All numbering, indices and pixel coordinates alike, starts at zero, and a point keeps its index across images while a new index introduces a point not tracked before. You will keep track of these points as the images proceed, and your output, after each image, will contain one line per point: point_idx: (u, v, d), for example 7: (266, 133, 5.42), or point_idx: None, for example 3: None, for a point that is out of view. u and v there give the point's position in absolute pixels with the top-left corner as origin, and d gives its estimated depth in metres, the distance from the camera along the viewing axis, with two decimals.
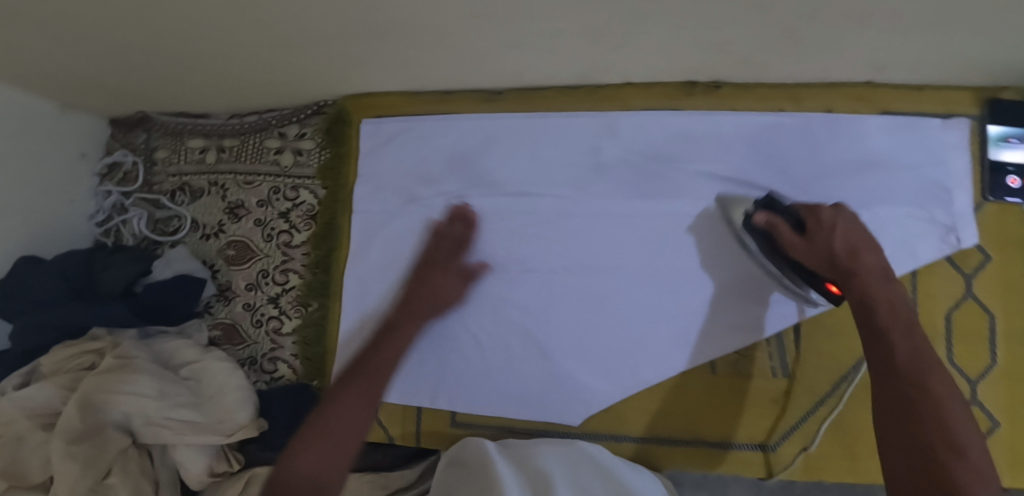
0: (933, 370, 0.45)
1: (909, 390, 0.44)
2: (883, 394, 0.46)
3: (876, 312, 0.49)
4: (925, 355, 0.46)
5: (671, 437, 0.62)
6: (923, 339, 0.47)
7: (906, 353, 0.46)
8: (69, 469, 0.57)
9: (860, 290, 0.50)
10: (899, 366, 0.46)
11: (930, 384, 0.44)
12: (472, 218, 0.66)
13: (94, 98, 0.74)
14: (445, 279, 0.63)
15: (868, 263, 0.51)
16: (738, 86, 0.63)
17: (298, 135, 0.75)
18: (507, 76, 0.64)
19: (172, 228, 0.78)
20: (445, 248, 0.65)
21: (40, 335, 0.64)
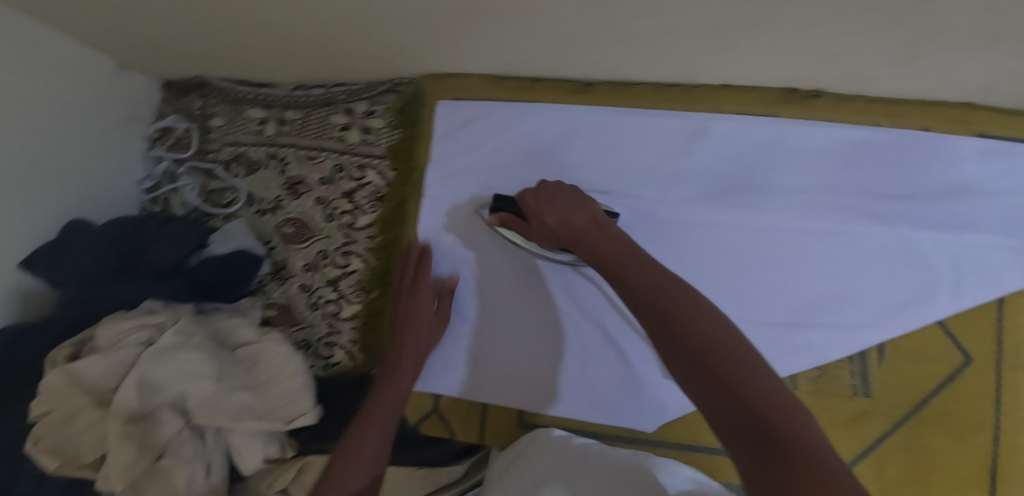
0: (721, 349, 0.35)
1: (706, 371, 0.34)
2: (688, 383, 0.35)
3: (645, 306, 0.41)
4: (719, 336, 0.36)
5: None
6: (700, 321, 0.37)
7: (699, 335, 0.36)
8: (124, 450, 0.54)
9: (653, 280, 0.42)
10: (687, 347, 0.36)
11: (714, 363, 0.34)
12: (426, 249, 0.65)
13: (153, 58, 0.71)
14: (421, 297, 0.62)
15: (612, 232, 0.51)
16: (839, 97, 0.61)
17: (367, 112, 0.71)
18: (602, 67, 0.61)
19: (225, 200, 0.75)
20: (408, 275, 0.64)
21: (90, 303, 0.61)
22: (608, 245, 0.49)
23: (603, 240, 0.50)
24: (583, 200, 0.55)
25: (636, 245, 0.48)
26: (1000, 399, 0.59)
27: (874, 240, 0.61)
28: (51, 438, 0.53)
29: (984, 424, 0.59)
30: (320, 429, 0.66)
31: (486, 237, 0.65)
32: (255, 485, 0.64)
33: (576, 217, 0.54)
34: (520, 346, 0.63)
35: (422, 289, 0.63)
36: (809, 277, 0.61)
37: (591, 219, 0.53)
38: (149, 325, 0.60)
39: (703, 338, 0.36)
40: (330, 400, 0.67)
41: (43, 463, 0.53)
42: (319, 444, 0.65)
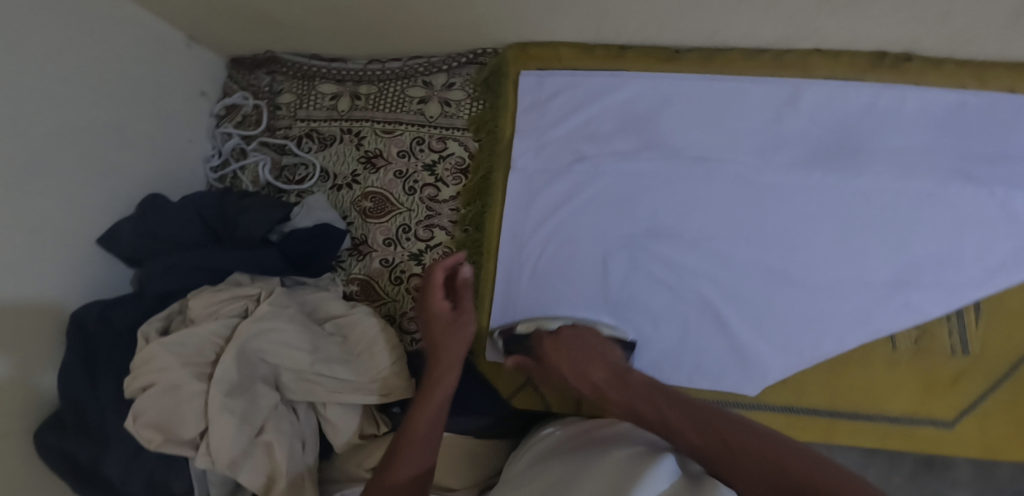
0: (753, 446, 0.42)
1: (777, 482, 0.40)
2: (746, 487, 0.42)
3: (687, 430, 0.46)
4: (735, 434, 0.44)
5: (830, 409, 0.63)
6: (751, 448, 0.42)
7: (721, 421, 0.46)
8: (226, 422, 0.52)
9: (694, 423, 0.46)
10: (747, 469, 0.42)
11: (768, 464, 0.41)
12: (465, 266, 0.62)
13: (228, 31, 0.70)
14: (459, 324, 0.59)
15: (636, 381, 0.53)
16: (928, 60, 0.62)
17: (446, 85, 0.70)
18: (698, 31, 0.62)
19: (298, 177, 0.73)
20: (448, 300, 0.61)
21: (175, 275, 0.60)
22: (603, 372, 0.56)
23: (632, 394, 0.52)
24: (591, 344, 0.59)
25: (661, 388, 0.52)
26: None
27: (964, 202, 0.62)
28: (150, 411, 0.51)
29: None
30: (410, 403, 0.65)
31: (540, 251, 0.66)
32: (345, 461, 0.64)
33: (596, 360, 0.57)
34: (623, 314, 0.65)
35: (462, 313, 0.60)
36: (903, 239, 0.62)
37: (615, 364, 0.57)
38: (244, 296, 0.59)
39: (737, 439, 0.44)
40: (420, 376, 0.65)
41: (146, 438, 0.50)
42: None
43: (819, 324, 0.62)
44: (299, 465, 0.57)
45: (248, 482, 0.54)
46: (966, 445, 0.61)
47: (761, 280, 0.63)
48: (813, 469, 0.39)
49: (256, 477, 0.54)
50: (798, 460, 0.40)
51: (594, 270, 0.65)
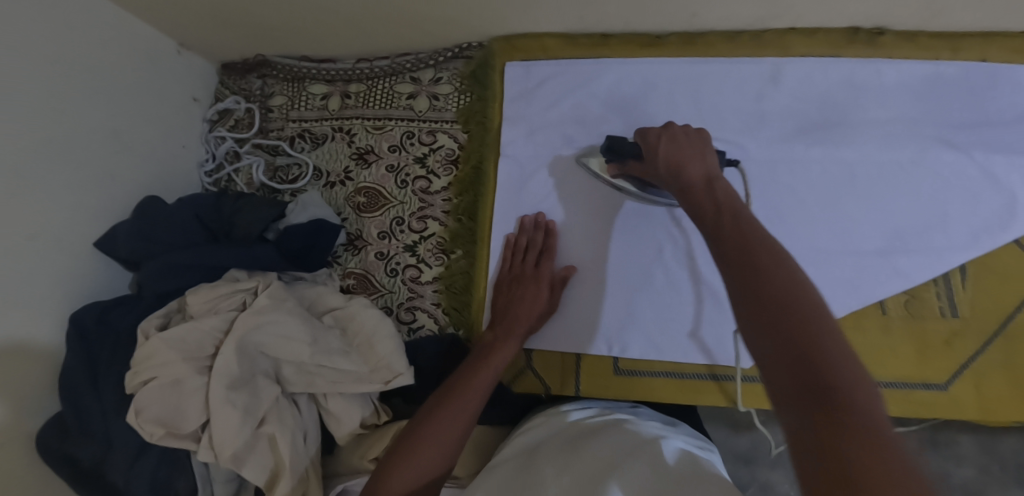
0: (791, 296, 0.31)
1: (787, 333, 0.29)
2: (744, 313, 0.32)
3: (728, 239, 0.38)
4: (799, 299, 0.31)
5: None
6: (786, 289, 0.32)
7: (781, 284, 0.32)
8: (228, 415, 0.53)
9: (743, 239, 0.37)
10: (760, 302, 0.32)
11: (785, 313, 0.30)
12: (552, 226, 0.65)
13: (216, 37, 0.71)
14: (537, 280, 0.63)
15: (723, 191, 0.44)
16: (901, 35, 0.64)
17: (434, 80, 0.72)
18: (678, 16, 0.62)
19: (291, 176, 0.74)
20: (530, 256, 0.65)
21: (174, 274, 0.61)
22: (694, 164, 0.48)
23: (712, 196, 0.44)
24: (700, 151, 0.50)
25: (741, 204, 0.42)
26: None
27: (945, 169, 0.63)
28: (153, 406, 0.51)
29: None
30: (410, 393, 0.65)
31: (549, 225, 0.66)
32: (348, 454, 0.63)
33: (690, 160, 0.49)
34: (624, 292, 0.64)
35: (542, 269, 0.63)
36: (888, 208, 0.63)
37: (702, 171, 0.47)
38: (241, 290, 0.59)
39: (780, 281, 0.32)
40: (420, 366, 0.65)
41: (148, 432, 0.51)
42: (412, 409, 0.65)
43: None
44: (302, 457, 0.57)
45: (252, 476, 0.54)
46: (965, 406, 0.61)
47: None
48: (829, 352, 0.28)
49: (259, 471, 0.55)
50: (830, 342, 0.29)
51: (591, 249, 0.65)
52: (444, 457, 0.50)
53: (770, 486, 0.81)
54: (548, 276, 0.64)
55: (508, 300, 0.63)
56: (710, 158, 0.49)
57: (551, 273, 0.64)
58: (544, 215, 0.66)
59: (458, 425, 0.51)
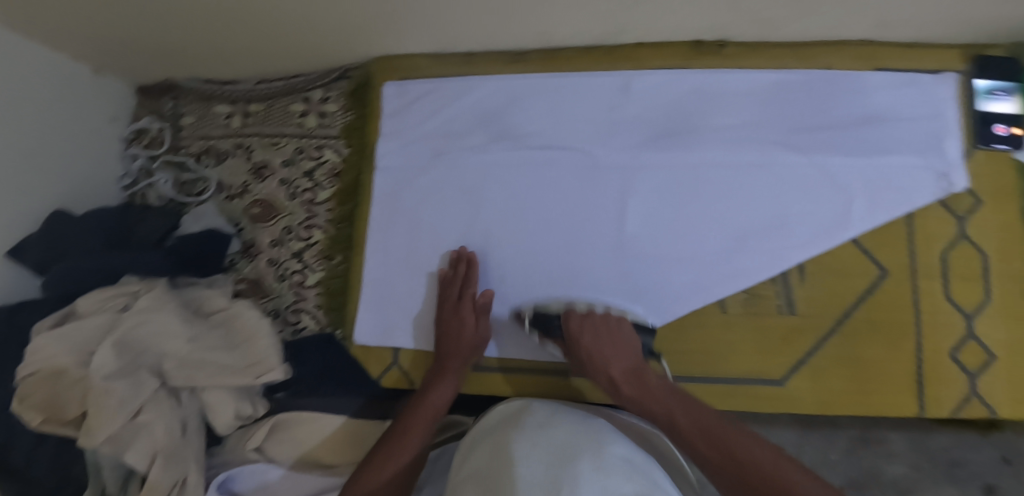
0: (717, 432, 0.55)
1: (727, 466, 0.53)
2: (724, 484, 0.53)
3: (683, 420, 0.57)
4: (743, 458, 0.53)
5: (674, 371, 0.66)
6: (691, 402, 0.58)
7: (717, 441, 0.55)
8: (104, 405, 0.58)
9: (708, 434, 0.55)
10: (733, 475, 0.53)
11: (712, 432, 0.55)
12: (472, 259, 0.68)
13: (127, 64, 0.78)
14: (461, 312, 0.67)
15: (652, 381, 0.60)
16: (744, 45, 0.68)
17: (323, 98, 0.78)
18: (529, 34, 0.67)
19: (197, 190, 0.81)
20: (454, 289, 0.68)
21: (73, 279, 0.67)
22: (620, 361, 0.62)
23: (657, 398, 0.59)
24: (615, 339, 0.63)
25: (668, 388, 0.60)
26: (920, 305, 0.63)
27: (790, 170, 0.66)
28: (37, 394, 0.58)
29: (907, 332, 0.63)
30: (293, 387, 0.71)
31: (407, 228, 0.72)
32: (234, 444, 0.70)
33: (607, 346, 0.63)
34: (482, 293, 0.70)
35: (465, 299, 0.67)
36: (730, 209, 0.66)
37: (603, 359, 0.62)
38: (125, 293, 0.66)
39: (652, 395, 0.59)
40: (300, 361, 0.71)
41: (29, 418, 0.58)
42: (294, 403, 0.70)
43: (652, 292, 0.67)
44: (180, 444, 0.64)
45: (133, 461, 0.60)
46: (806, 400, 0.64)
47: (609, 255, 0.68)
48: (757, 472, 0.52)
49: (140, 456, 0.60)
50: (743, 456, 0.54)
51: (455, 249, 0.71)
52: (395, 469, 0.61)
53: (708, 483, 0.74)
54: (471, 305, 0.67)
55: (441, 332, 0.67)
56: (620, 337, 0.63)
57: (474, 300, 0.67)
58: (465, 249, 0.70)
59: (412, 442, 0.62)
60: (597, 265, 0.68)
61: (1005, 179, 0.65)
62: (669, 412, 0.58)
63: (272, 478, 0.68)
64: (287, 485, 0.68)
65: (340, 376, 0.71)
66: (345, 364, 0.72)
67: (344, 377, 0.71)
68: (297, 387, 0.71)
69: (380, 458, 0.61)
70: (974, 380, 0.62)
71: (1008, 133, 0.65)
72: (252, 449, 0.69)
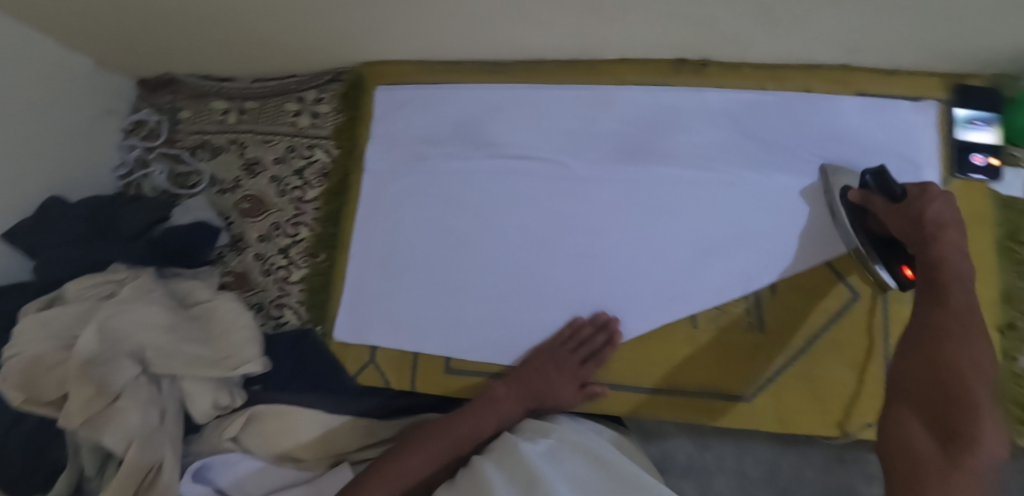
0: (942, 349, 0.44)
1: (928, 391, 0.42)
2: (899, 414, 0.42)
3: (978, 359, 0.43)
4: (948, 380, 0.41)
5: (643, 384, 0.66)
6: (984, 348, 0.44)
7: (959, 371, 0.42)
8: (81, 389, 0.60)
9: (938, 345, 0.44)
10: (930, 406, 0.41)
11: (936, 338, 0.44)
12: (615, 340, 0.66)
13: (127, 58, 0.80)
14: (572, 378, 0.66)
15: (964, 299, 0.47)
16: (724, 65, 0.68)
17: (316, 100, 0.79)
18: (514, 48, 0.69)
19: (190, 182, 0.82)
20: (581, 353, 0.65)
21: (59, 264, 0.69)
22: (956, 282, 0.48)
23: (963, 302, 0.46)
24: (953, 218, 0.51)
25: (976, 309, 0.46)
26: (889, 325, 0.63)
27: (767, 189, 0.67)
28: (17, 375, 0.60)
29: (875, 354, 0.63)
30: (268, 381, 0.71)
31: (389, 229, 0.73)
32: (210, 434, 0.71)
33: (946, 249, 0.49)
34: (457, 294, 0.71)
35: (588, 367, 0.65)
36: (708, 225, 0.67)
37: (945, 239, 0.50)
38: (111, 281, 0.68)
39: (949, 314, 0.46)
40: (275, 356, 0.72)
41: (11, 397, 0.60)
42: (269, 396, 0.70)
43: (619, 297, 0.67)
44: (156, 431, 0.65)
45: (110, 444, 0.62)
46: (767, 415, 0.63)
47: (586, 263, 0.69)
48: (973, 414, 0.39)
49: (116, 440, 0.62)
50: (976, 391, 0.40)
51: (431, 251, 0.72)
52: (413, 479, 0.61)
53: None
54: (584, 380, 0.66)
55: (535, 375, 0.65)
56: (964, 250, 0.49)
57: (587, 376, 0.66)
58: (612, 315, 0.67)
59: (438, 449, 0.62)
60: (608, 276, 0.68)
61: (982, 207, 0.66)
62: (952, 325, 0.45)
63: (241, 471, 0.69)
64: (254, 479, 0.69)
65: (313, 373, 0.72)
66: (319, 360, 0.73)
67: (316, 373, 0.72)
68: (270, 382, 0.71)
69: (404, 461, 0.61)
70: None
71: (985, 163, 0.66)
72: (228, 440, 0.70)
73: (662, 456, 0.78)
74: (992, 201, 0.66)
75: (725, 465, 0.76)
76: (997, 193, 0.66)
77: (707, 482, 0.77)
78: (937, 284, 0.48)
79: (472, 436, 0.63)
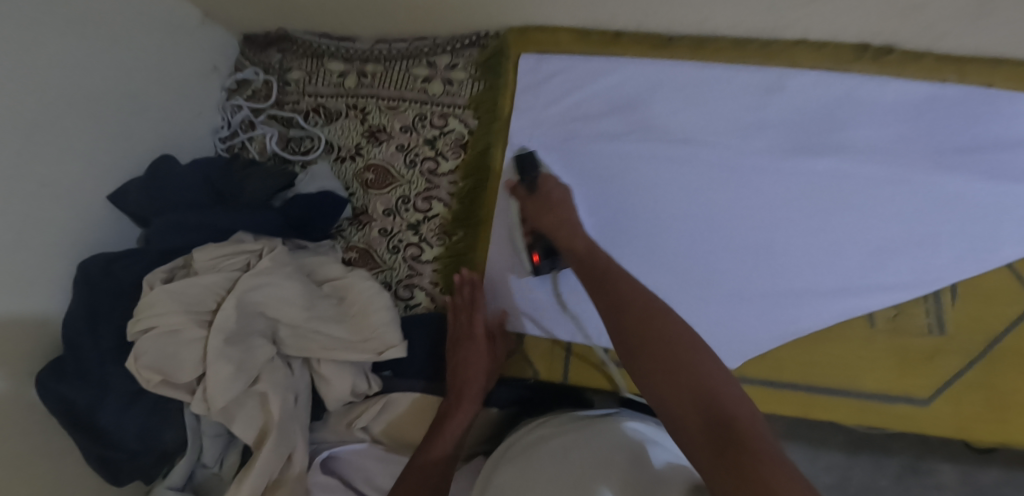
0: (675, 346, 0.41)
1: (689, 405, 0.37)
2: (687, 438, 0.36)
3: (662, 369, 0.40)
4: (721, 389, 0.37)
5: (807, 383, 0.64)
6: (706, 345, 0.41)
7: (692, 379, 0.38)
8: (222, 369, 0.54)
9: (674, 357, 0.40)
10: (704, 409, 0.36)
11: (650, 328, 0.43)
12: (476, 281, 0.66)
13: (239, 9, 0.73)
14: (472, 338, 0.64)
15: (656, 306, 0.44)
16: (908, 54, 0.65)
17: (450, 65, 0.73)
18: (690, 18, 0.65)
19: (304, 148, 0.76)
20: (460, 315, 0.66)
21: (177, 233, 0.63)
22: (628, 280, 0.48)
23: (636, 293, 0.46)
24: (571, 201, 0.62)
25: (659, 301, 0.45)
26: None
27: (945, 188, 0.64)
28: (153, 352, 0.53)
29: None
30: (401, 367, 0.68)
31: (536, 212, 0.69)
32: (336, 422, 0.66)
33: (620, 284, 0.48)
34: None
35: (476, 339, 0.64)
36: (885, 221, 0.64)
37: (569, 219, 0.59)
38: (245, 252, 0.62)
39: (620, 308, 0.45)
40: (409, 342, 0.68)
41: (144, 378, 0.53)
42: (403, 382, 0.68)
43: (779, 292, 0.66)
44: (290, 418, 0.59)
45: (241, 433, 0.57)
46: (944, 423, 0.62)
47: (748, 255, 0.67)
48: (733, 409, 0.35)
49: (248, 428, 0.57)
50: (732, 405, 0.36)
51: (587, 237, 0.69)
52: None
53: None
54: (482, 329, 0.65)
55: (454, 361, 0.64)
56: (637, 281, 0.48)
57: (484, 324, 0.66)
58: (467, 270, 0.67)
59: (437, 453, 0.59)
60: (774, 270, 0.66)
61: None
62: (647, 315, 0.43)
63: (371, 464, 0.64)
64: (384, 471, 0.63)
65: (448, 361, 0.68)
66: None
67: None
68: (405, 367, 0.68)
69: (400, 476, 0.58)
70: None
71: None
72: (356, 430, 0.65)
73: None
74: None
75: None
76: None
77: None
78: (616, 294, 0.47)
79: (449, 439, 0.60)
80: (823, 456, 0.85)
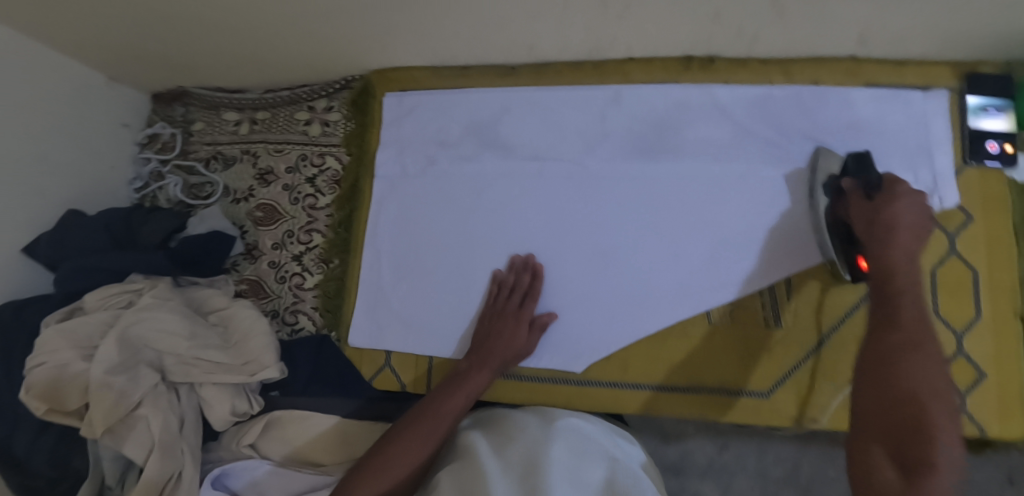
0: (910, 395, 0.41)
1: (887, 423, 0.41)
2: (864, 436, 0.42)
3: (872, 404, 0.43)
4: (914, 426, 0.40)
5: (653, 383, 0.67)
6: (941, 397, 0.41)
7: (889, 405, 0.42)
8: (104, 396, 0.61)
9: (888, 389, 0.42)
10: (888, 423, 0.41)
11: (890, 385, 0.43)
12: (539, 270, 0.69)
13: (139, 74, 0.82)
14: (518, 320, 0.67)
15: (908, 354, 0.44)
16: (732, 61, 0.68)
17: (326, 108, 0.80)
18: (520, 50, 0.69)
19: (204, 193, 0.85)
20: (514, 296, 0.68)
21: (77, 276, 0.70)
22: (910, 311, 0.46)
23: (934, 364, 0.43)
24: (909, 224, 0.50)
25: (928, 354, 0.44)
26: None
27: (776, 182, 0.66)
28: (42, 384, 0.60)
29: None
30: (288, 386, 0.72)
31: (409, 235, 0.75)
32: (228, 441, 0.71)
33: (927, 356, 0.43)
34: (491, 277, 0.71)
35: (523, 315, 0.67)
36: (725, 220, 0.67)
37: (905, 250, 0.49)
38: (129, 291, 0.69)
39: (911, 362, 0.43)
40: (294, 361, 0.73)
41: (35, 407, 0.61)
42: (288, 401, 0.72)
43: (625, 296, 0.67)
44: (176, 439, 0.65)
45: (132, 454, 0.62)
46: (787, 413, 0.64)
47: (599, 259, 0.69)
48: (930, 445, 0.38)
49: (138, 450, 0.63)
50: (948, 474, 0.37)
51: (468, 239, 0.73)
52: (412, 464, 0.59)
53: None
54: (529, 318, 0.67)
55: (489, 335, 0.67)
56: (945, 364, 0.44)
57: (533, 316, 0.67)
58: (532, 257, 0.70)
59: (436, 429, 0.60)
60: (619, 274, 0.68)
61: (999, 195, 0.64)
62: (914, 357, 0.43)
63: (259, 476, 0.68)
64: (272, 482, 0.68)
65: (332, 378, 0.73)
66: (337, 367, 0.74)
67: (337, 379, 0.73)
68: (291, 386, 0.72)
69: (398, 448, 0.59)
70: (965, 398, 0.62)
71: (1001, 151, 0.64)
72: (245, 446, 0.70)
73: (682, 456, 0.76)
74: (1010, 186, 0.64)
75: (747, 466, 0.75)
76: (1012, 179, 0.64)
77: (729, 482, 0.75)
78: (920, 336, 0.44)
79: (457, 406, 0.62)
80: (771, 448, 0.74)
